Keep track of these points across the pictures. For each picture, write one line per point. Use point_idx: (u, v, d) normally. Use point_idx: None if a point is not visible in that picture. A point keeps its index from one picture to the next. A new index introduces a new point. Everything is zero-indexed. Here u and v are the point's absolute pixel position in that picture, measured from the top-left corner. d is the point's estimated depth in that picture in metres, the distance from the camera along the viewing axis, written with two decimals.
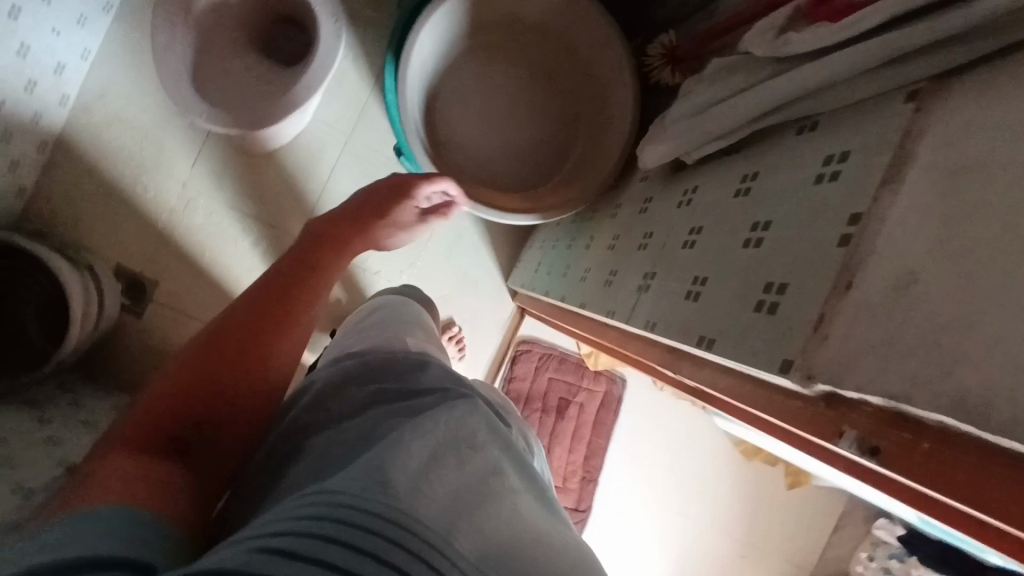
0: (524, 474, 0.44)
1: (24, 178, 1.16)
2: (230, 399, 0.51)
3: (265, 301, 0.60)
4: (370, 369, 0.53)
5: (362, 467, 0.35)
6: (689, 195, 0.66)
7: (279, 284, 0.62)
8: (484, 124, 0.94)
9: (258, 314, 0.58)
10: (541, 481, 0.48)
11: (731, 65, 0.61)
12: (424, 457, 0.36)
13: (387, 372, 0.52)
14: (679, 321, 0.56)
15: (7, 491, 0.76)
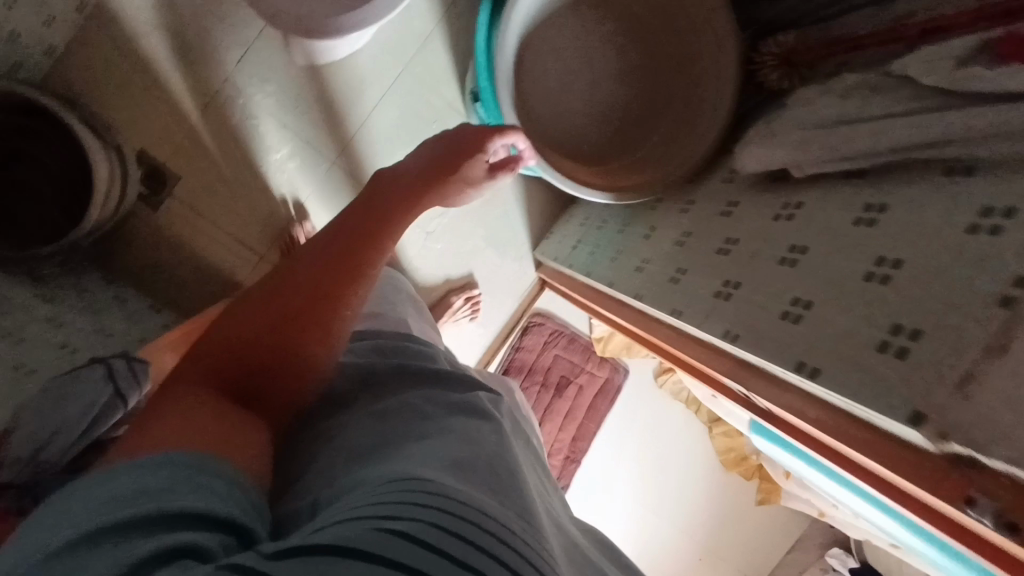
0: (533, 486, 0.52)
1: (57, 37, 1.07)
2: (280, 359, 0.50)
3: (331, 263, 0.58)
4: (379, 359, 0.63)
5: (428, 469, 0.40)
6: (791, 209, 0.64)
7: (338, 242, 0.61)
8: (571, 85, 0.89)
9: (321, 275, 0.57)
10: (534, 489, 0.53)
11: (876, 85, 0.57)
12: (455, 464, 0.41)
13: (404, 371, 0.62)
14: (771, 341, 0.54)
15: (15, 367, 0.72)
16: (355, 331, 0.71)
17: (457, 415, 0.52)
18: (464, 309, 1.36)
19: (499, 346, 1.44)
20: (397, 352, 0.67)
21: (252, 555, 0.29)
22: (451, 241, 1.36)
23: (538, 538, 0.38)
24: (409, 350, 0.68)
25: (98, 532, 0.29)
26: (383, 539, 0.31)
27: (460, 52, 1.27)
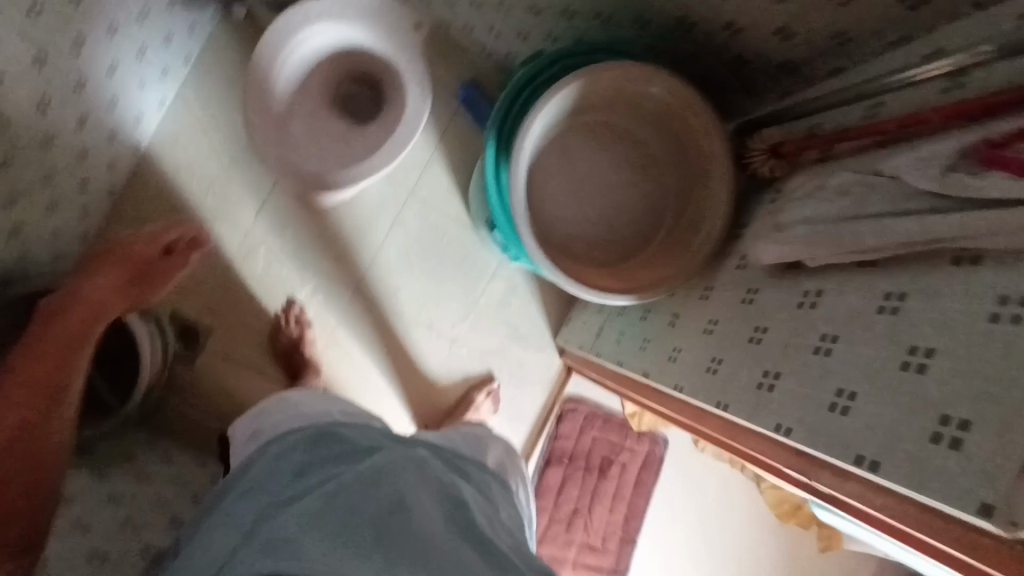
0: (440, 503, 0.62)
1: (92, 224, 1.17)
2: None
3: None
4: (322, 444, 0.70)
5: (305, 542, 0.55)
6: (813, 297, 0.69)
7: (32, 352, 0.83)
8: (578, 200, 0.97)
9: None
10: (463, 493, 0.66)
11: (869, 183, 0.64)
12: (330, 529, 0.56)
13: (335, 446, 0.69)
14: (825, 433, 0.57)
15: None
16: (334, 434, 0.72)
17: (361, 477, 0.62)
18: (487, 405, 1.39)
19: (536, 438, 1.45)
20: (331, 439, 0.70)
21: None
22: (473, 343, 1.42)
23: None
24: (340, 432, 0.71)
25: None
26: None
27: (458, 171, 1.37)
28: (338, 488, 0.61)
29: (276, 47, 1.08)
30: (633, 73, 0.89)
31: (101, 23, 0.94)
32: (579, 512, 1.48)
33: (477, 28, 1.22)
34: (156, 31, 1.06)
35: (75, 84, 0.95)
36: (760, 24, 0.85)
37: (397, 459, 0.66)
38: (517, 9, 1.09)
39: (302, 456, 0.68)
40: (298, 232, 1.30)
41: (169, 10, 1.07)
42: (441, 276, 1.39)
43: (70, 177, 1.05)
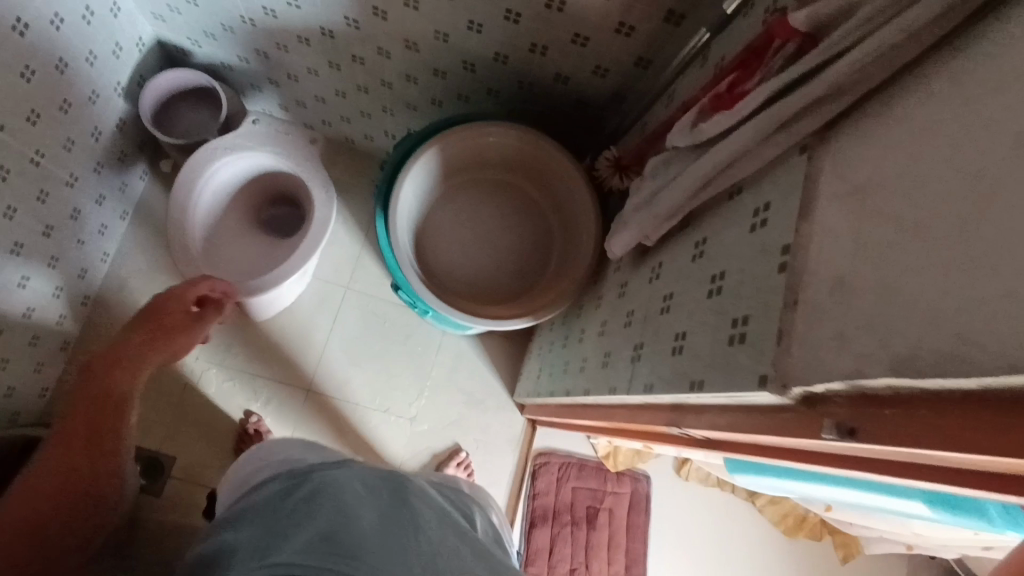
0: (435, 523, 0.67)
1: (48, 378, 1.26)
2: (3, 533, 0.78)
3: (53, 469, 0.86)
4: (308, 472, 0.75)
5: (320, 534, 0.57)
6: (657, 270, 0.76)
7: (82, 415, 0.90)
8: (468, 251, 1.07)
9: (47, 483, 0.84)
10: (445, 518, 0.71)
11: (666, 159, 0.74)
12: (344, 527, 0.59)
13: (325, 473, 0.73)
14: (672, 374, 0.62)
15: None
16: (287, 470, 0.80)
17: (364, 497, 0.66)
18: (460, 477, 1.39)
19: (516, 501, 1.43)
20: (317, 470, 0.75)
21: None
22: (434, 417, 1.46)
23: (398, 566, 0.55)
24: (324, 466, 0.76)
25: None
26: None
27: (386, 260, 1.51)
28: (337, 504, 0.64)
29: (188, 185, 1.21)
30: (480, 135, 1.01)
31: (34, 191, 1.07)
32: (577, 572, 1.42)
33: (376, 135, 1.44)
34: (87, 193, 1.22)
35: (13, 248, 1.07)
36: (580, 68, 1.00)
37: (384, 488, 0.71)
38: (399, 114, 1.31)
39: (290, 485, 0.73)
40: (248, 344, 1.41)
41: (97, 175, 1.23)
42: (389, 358, 1.47)
43: (20, 335, 1.15)
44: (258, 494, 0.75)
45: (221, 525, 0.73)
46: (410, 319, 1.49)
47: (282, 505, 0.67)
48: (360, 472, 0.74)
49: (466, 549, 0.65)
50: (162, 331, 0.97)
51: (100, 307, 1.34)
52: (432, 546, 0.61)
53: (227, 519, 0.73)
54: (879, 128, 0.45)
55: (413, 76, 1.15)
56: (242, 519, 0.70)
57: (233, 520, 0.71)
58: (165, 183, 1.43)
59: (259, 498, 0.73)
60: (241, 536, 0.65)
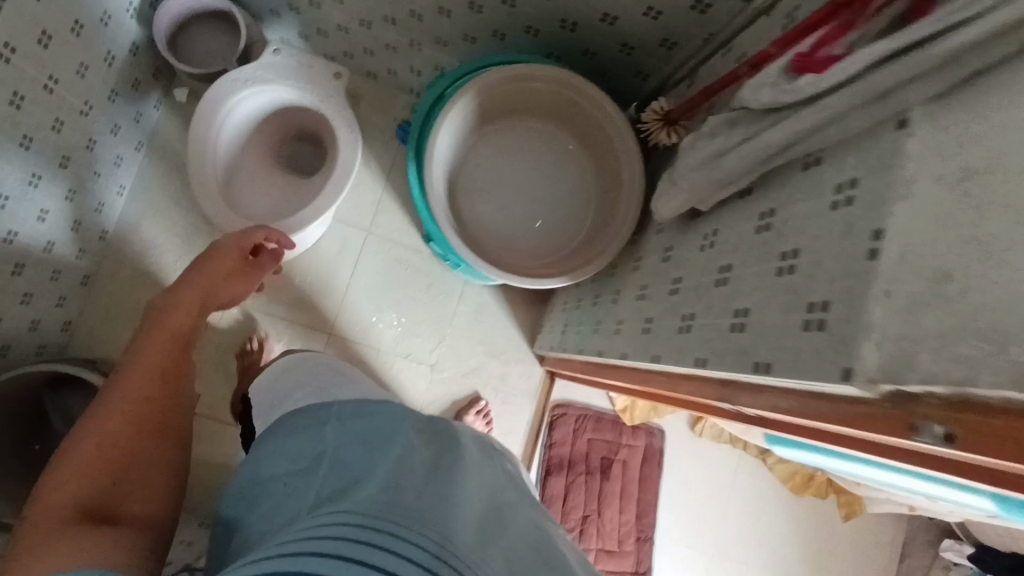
0: (481, 487, 0.67)
1: (69, 312, 1.26)
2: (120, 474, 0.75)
3: (130, 415, 0.81)
4: (352, 415, 0.75)
5: (377, 490, 0.56)
6: (711, 237, 0.72)
7: (147, 361, 0.88)
8: (503, 203, 1.03)
9: (126, 428, 0.79)
10: (487, 479, 0.70)
11: (730, 120, 0.68)
12: (400, 484, 0.57)
13: (371, 420, 0.73)
14: (729, 352, 0.59)
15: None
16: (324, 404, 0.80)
17: (413, 452, 0.66)
18: (479, 424, 1.41)
19: (533, 450, 1.46)
20: (364, 413, 0.75)
21: (270, 551, 0.50)
22: (454, 365, 1.48)
23: (455, 529, 0.53)
24: (372, 409, 0.75)
25: (251, 560, 0.50)
26: (329, 541, 0.49)
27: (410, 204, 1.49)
28: (390, 459, 0.63)
29: (210, 118, 1.14)
30: (522, 78, 0.94)
31: (49, 120, 1.02)
32: (590, 518, 1.46)
33: (400, 71, 1.37)
34: (102, 121, 1.17)
35: (31, 180, 1.03)
36: (630, 10, 0.93)
37: (433, 443, 0.70)
38: (426, 48, 1.23)
39: (336, 431, 0.72)
40: (269, 286, 1.40)
41: (112, 104, 1.18)
42: (411, 305, 1.47)
43: (41, 270, 1.13)
44: (297, 432, 0.76)
45: (263, 464, 0.74)
46: (432, 268, 1.49)
47: (332, 455, 0.67)
48: (407, 421, 0.74)
49: (512, 519, 0.64)
50: (222, 274, 1.02)
51: (118, 242, 1.32)
52: (480, 512, 0.60)
53: (268, 457, 0.74)
54: (1004, 105, 0.40)
55: (446, 9, 1.08)
56: (290, 460, 0.71)
57: (279, 459, 0.72)
58: (180, 115, 1.37)
59: (312, 434, 0.73)
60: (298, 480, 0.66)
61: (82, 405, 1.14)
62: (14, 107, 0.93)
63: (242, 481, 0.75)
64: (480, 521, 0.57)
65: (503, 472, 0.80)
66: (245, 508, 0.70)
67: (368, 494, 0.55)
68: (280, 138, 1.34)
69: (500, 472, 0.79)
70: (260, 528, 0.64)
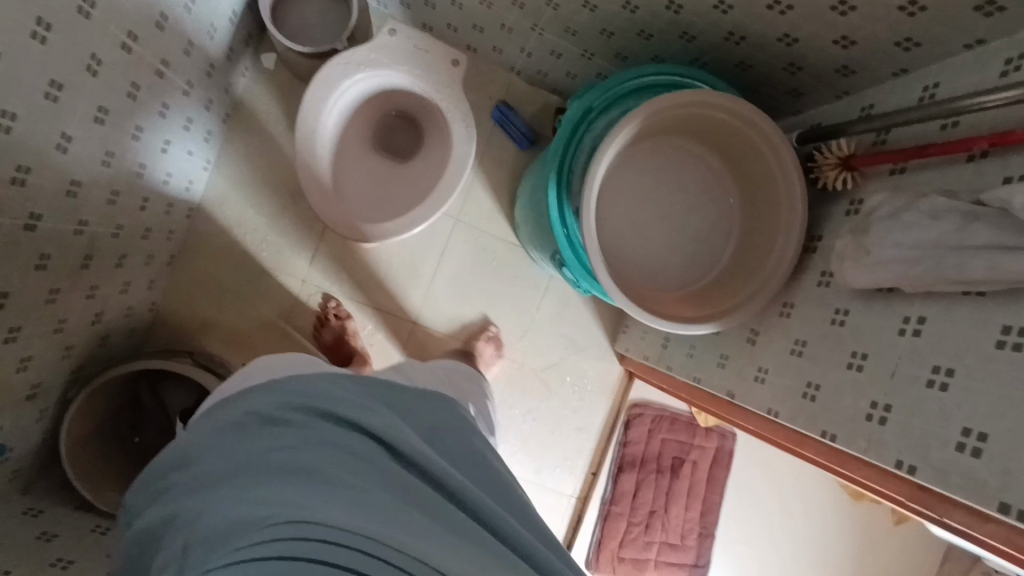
0: (429, 474, 0.68)
1: (156, 293, 1.24)
2: None
3: None
4: (298, 396, 0.71)
5: (330, 513, 0.55)
6: (916, 324, 0.68)
7: None
8: (642, 233, 0.98)
9: None
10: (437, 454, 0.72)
11: (970, 210, 0.63)
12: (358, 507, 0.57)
13: (310, 405, 0.70)
14: (955, 475, 0.58)
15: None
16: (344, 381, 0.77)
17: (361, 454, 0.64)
18: (489, 351, 1.39)
19: (607, 445, 1.49)
20: (299, 394, 0.72)
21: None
22: (535, 361, 1.47)
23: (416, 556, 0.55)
24: (309, 389, 0.72)
25: None
26: None
27: (499, 190, 1.45)
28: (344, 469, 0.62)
29: (318, 109, 1.10)
30: (688, 104, 0.88)
31: (157, 106, 0.97)
32: (656, 514, 1.51)
33: (507, 49, 1.31)
34: (198, 99, 1.11)
35: (138, 169, 0.99)
36: (820, 35, 0.86)
37: (380, 431, 0.69)
38: (547, 34, 1.18)
39: (273, 409, 0.70)
40: (355, 272, 1.37)
41: (209, 79, 1.12)
42: (496, 298, 1.45)
43: (139, 256, 1.10)
44: (213, 425, 0.72)
45: (182, 454, 0.71)
46: (519, 259, 1.45)
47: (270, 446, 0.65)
48: (351, 403, 0.72)
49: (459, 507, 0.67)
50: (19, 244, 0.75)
51: (206, 219, 1.29)
52: (433, 514, 0.62)
53: (187, 448, 0.71)
54: None
55: (592, 4, 1.01)
56: (216, 436, 0.69)
57: (208, 433, 0.71)
58: (270, 87, 1.31)
59: (246, 412, 0.71)
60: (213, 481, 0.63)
61: (178, 399, 1.15)
62: (132, 98, 0.89)
63: (162, 470, 0.72)
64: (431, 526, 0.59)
65: (457, 425, 0.81)
66: (158, 508, 0.67)
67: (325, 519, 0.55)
68: (380, 124, 1.28)
69: (454, 426, 0.81)
70: (174, 511, 0.64)
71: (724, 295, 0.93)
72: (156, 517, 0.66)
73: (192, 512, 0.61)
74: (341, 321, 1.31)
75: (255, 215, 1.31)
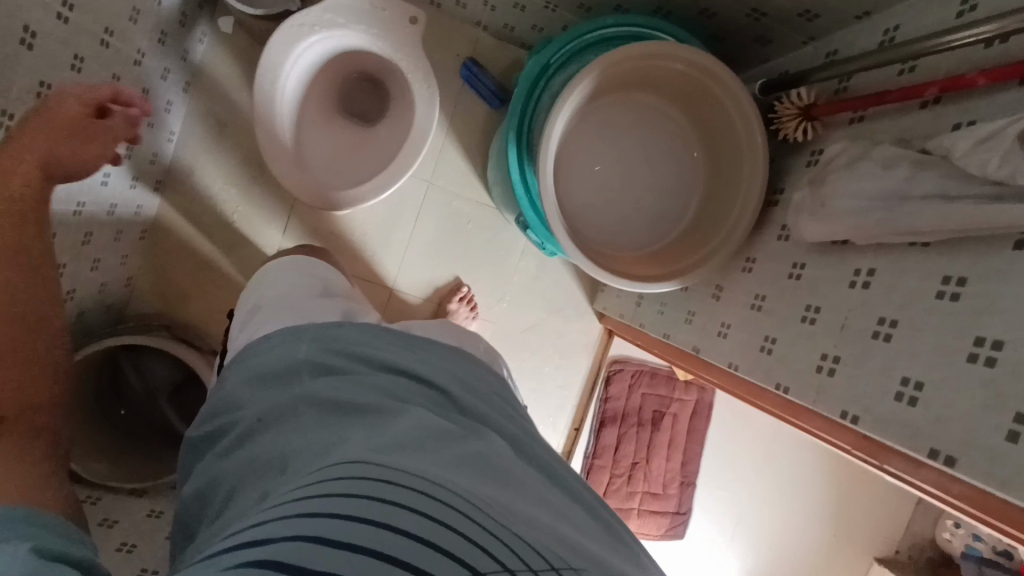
0: (470, 427, 0.67)
1: (131, 269, 1.25)
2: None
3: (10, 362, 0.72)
4: (329, 358, 0.72)
5: (375, 449, 0.55)
6: (866, 276, 0.68)
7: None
8: (608, 190, 0.98)
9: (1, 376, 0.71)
10: (478, 411, 0.71)
11: (919, 159, 0.62)
12: (400, 444, 0.57)
13: (348, 366, 0.71)
14: (894, 424, 0.59)
15: (127, 557, 0.88)
16: (305, 329, 0.77)
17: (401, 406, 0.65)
18: (463, 312, 1.40)
19: (588, 402, 1.52)
20: (335, 356, 0.73)
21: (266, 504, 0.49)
22: (515, 321, 1.48)
23: (464, 483, 0.53)
24: (345, 351, 0.74)
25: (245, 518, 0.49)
26: (337, 490, 0.48)
27: (471, 151, 1.43)
28: (386, 418, 0.62)
29: (274, 74, 1.07)
30: (646, 55, 0.86)
31: (108, 77, 0.95)
32: (638, 465, 1.55)
33: (470, 3, 1.27)
34: (153, 68, 1.09)
35: None
36: None
37: (418, 390, 0.70)
38: None
39: (311, 369, 0.71)
40: (330, 241, 1.38)
41: (162, 47, 1.09)
42: (474, 261, 1.45)
43: (107, 232, 1.10)
44: (253, 379, 0.73)
45: (228, 407, 0.73)
46: (494, 221, 1.45)
47: (311, 400, 0.66)
48: (388, 363, 0.72)
49: (503, 455, 0.65)
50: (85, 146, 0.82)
51: (175, 190, 1.28)
52: (475, 455, 0.61)
53: (236, 400, 0.73)
54: None
55: None
56: (259, 399, 0.70)
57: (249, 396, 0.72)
58: (230, 52, 1.28)
59: (281, 372, 0.72)
60: (269, 433, 0.65)
61: (161, 372, 1.18)
62: (77, 70, 0.87)
63: (210, 426, 0.74)
64: (475, 466, 0.58)
65: (496, 390, 0.81)
66: (212, 462, 0.69)
67: (371, 451, 0.54)
68: (344, 84, 1.26)
69: (492, 389, 0.80)
70: (225, 472, 0.65)
71: (685, 252, 0.93)
72: (211, 472, 0.68)
73: (247, 470, 0.62)
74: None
75: (224, 185, 1.30)
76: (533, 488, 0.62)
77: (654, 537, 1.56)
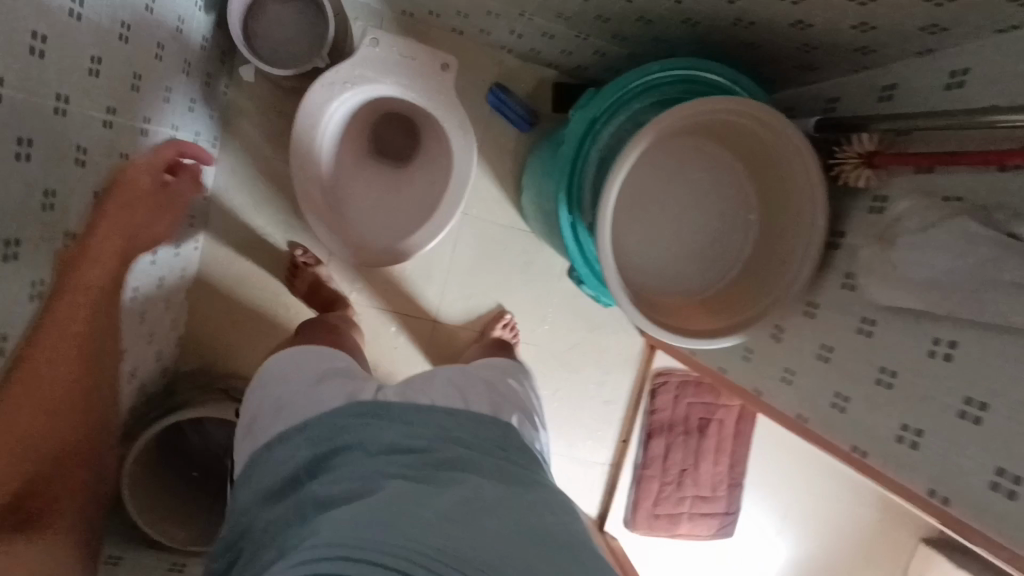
0: (464, 463, 0.64)
1: (179, 329, 1.26)
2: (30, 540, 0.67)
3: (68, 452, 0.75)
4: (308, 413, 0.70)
5: (350, 523, 0.53)
6: (947, 348, 0.67)
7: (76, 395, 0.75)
8: (661, 239, 0.96)
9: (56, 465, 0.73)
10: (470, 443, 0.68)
11: (1005, 241, 0.61)
12: (380, 509, 0.55)
13: (328, 419, 0.68)
14: (989, 512, 0.60)
15: None
16: None
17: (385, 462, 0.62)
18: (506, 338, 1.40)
19: (634, 415, 1.54)
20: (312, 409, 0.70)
21: None
22: (559, 342, 1.49)
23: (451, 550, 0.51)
24: (322, 400, 0.71)
25: None
26: None
27: (503, 177, 1.41)
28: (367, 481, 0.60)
29: (310, 135, 1.06)
30: (703, 108, 0.83)
31: None
32: (687, 471, 1.58)
33: (495, 31, 1.23)
34: (186, 135, 1.07)
35: None
36: (835, 20, 0.80)
37: (404, 432, 0.67)
38: (537, 18, 1.10)
39: (295, 430, 0.69)
40: (371, 280, 1.38)
41: (192, 114, 1.07)
42: (513, 287, 1.45)
43: (158, 305, 1.11)
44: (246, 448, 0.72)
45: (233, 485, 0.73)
46: (531, 245, 1.44)
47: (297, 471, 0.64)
48: (369, 406, 0.70)
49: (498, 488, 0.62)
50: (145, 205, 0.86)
51: (213, 245, 1.28)
52: (462, 501, 0.58)
53: (241, 516, 0.66)
54: None
55: None
56: (254, 469, 0.69)
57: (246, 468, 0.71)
58: (256, 102, 1.26)
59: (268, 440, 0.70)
60: (262, 509, 0.64)
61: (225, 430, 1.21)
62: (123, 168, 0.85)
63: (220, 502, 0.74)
64: (465, 518, 0.56)
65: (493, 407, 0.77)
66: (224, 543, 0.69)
67: (350, 527, 0.53)
68: (375, 127, 1.25)
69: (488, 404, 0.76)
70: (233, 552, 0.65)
71: (743, 300, 0.93)
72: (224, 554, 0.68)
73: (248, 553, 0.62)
74: (311, 267, 1.29)
75: (262, 235, 1.30)
76: (530, 524, 0.58)
77: (706, 537, 1.60)
